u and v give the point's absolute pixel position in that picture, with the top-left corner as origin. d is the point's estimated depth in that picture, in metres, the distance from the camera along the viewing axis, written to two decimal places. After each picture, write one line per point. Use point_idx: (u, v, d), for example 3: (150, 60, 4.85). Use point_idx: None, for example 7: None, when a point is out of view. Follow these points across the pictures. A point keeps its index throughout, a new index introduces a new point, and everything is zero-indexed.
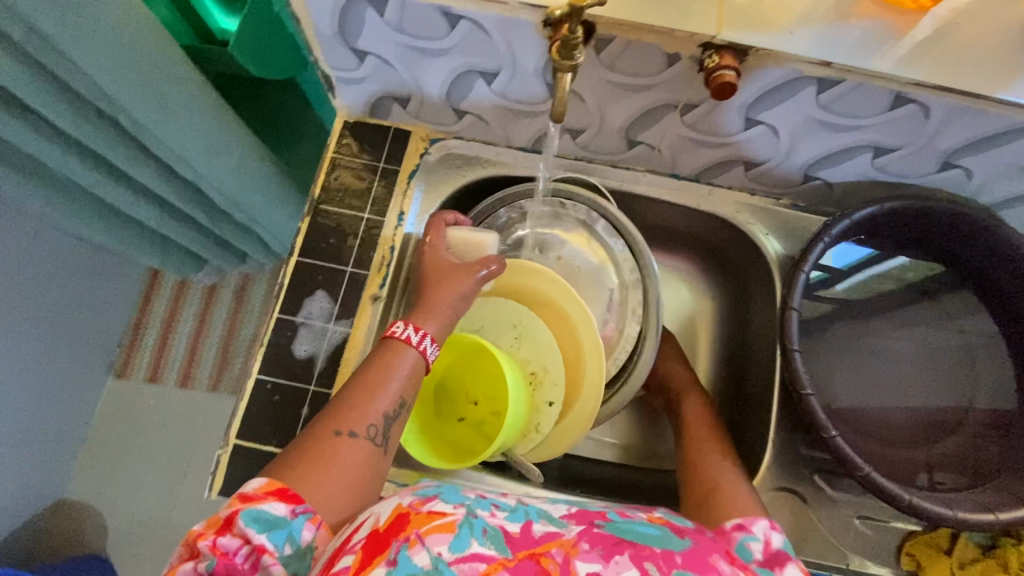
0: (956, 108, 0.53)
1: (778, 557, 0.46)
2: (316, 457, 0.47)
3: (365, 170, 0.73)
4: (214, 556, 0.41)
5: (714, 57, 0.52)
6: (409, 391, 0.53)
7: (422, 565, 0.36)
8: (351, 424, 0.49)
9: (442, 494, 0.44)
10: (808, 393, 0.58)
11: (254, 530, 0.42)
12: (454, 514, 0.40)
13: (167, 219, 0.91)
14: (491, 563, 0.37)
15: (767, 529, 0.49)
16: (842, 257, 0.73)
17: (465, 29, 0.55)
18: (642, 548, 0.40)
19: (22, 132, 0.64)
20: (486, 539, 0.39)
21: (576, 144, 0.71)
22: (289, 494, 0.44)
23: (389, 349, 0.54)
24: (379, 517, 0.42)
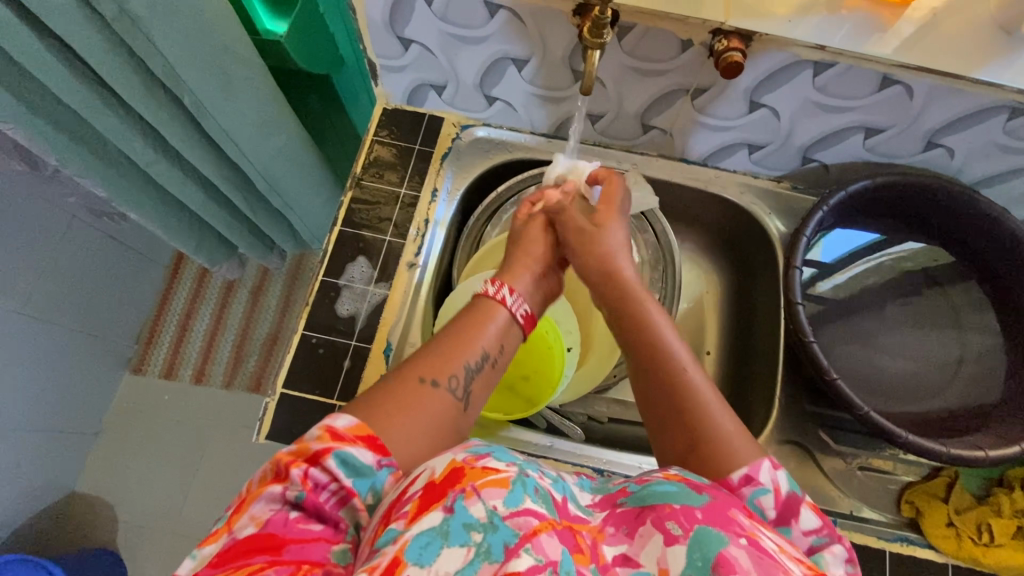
0: (937, 88, 0.60)
1: (790, 507, 0.43)
2: (400, 400, 0.46)
3: (402, 151, 0.80)
4: (304, 489, 0.39)
5: (723, 41, 0.59)
6: (492, 345, 0.55)
7: (478, 516, 0.35)
8: (435, 373, 0.49)
9: (493, 451, 0.41)
10: (810, 340, 0.64)
11: (344, 474, 0.40)
12: (507, 470, 0.39)
13: (208, 203, 0.98)
14: (543, 520, 0.36)
15: (772, 473, 0.44)
16: (830, 251, 0.79)
17: (503, 17, 0.62)
18: (664, 509, 0.38)
19: (96, 109, 0.71)
20: (538, 498, 0.38)
21: (596, 130, 0.79)
22: (377, 442, 0.42)
23: (480, 305, 0.58)
24: (434, 468, 0.39)
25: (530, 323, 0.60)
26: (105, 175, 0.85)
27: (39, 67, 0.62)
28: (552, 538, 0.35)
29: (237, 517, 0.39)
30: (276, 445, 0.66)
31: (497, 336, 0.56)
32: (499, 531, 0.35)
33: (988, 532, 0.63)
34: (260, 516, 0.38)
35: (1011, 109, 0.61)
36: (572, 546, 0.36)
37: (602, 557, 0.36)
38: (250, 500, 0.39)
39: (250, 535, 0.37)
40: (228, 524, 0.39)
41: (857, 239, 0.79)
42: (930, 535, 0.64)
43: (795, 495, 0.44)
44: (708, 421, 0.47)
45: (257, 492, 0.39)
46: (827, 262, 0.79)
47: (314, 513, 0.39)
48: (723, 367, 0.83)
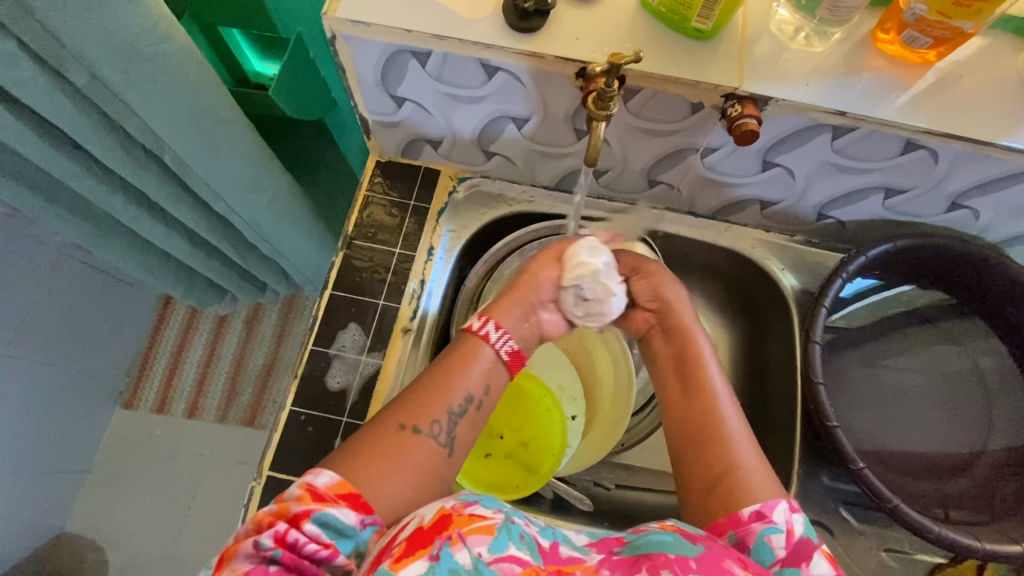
0: (963, 154, 0.56)
1: (802, 550, 0.46)
2: (383, 448, 0.49)
3: (396, 206, 0.76)
4: (282, 548, 0.42)
5: (736, 106, 0.55)
6: (475, 386, 0.54)
7: (463, 563, 0.38)
8: (416, 420, 0.51)
9: (481, 500, 0.45)
10: (835, 426, 0.60)
11: (325, 534, 0.43)
12: (492, 517, 0.42)
13: (196, 252, 0.94)
14: (526, 567, 0.39)
15: (788, 515, 0.47)
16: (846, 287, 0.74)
17: (501, 78, 0.59)
18: (658, 557, 0.41)
19: (73, 170, 0.67)
20: (523, 545, 0.41)
21: (600, 184, 0.75)
22: (360, 501, 0.45)
23: (466, 345, 0.56)
24: (424, 516, 0.43)
25: (519, 362, 0.57)
26: (86, 230, 0.81)
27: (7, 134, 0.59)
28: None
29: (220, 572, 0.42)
30: None
31: (483, 381, 0.55)
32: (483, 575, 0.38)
33: None
34: (239, 570, 0.41)
35: None
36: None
37: None
38: (231, 558, 0.42)
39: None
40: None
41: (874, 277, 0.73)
42: None
43: (810, 540, 0.46)
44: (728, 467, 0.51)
45: (237, 548, 0.42)
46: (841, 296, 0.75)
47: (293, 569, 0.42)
48: None
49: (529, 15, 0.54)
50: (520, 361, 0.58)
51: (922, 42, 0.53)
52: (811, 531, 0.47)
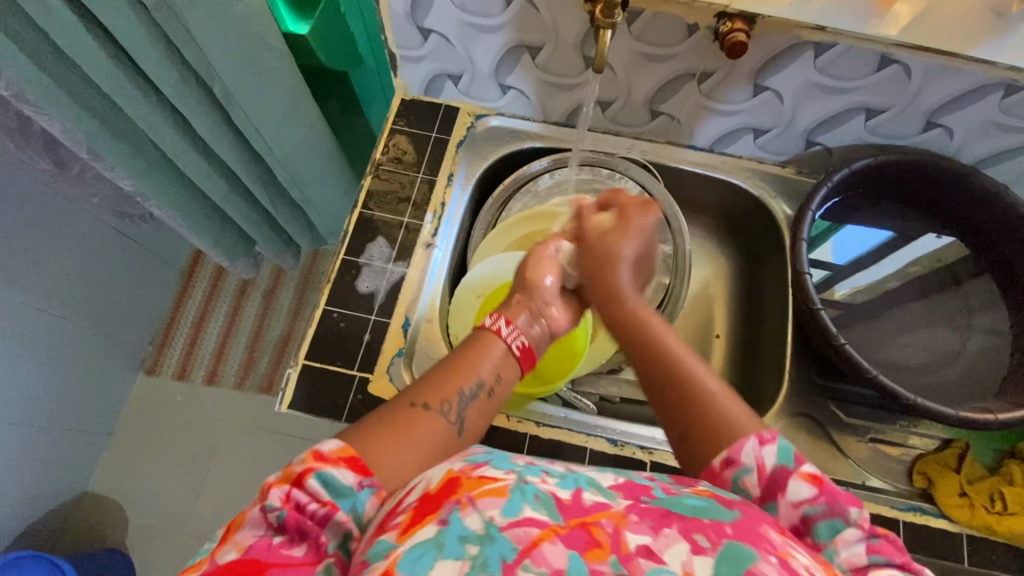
0: (933, 67, 0.63)
1: (776, 480, 0.42)
2: (394, 425, 0.46)
3: (419, 138, 0.83)
4: (286, 509, 0.41)
5: (727, 23, 0.62)
6: (484, 370, 0.52)
7: (473, 528, 0.33)
8: (429, 398, 0.48)
9: (493, 461, 0.39)
10: (819, 308, 0.66)
11: (324, 493, 0.41)
12: (505, 479, 0.37)
13: (231, 195, 1.01)
14: (544, 529, 0.33)
15: (757, 450, 0.43)
16: (843, 253, 0.83)
17: (518, 5, 0.66)
18: (692, 521, 0.35)
19: (133, 96, 0.75)
20: (538, 505, 0.35)
21: (605, 118, 0.82)
22: (358, 464, 0.43)
23: (480, 339, 0.55)
24: (431, 479, 0.38)
25: (529, 357, 0.57)
26: (136, 164, 0.89)
27: (81, 54, 0.66)
28: (556, 546, 0.32)
29: (224, 544, 0.40)
30: (299, 413, 0.68)
31: (494, 368, 0.54)
32: (495, 543, 0.32)
33: (1000, 501, 0.63)
34: (245, 541, 0.40)
35: (1006, 86, 0.64)
36: (582, 546, 0.33)
37: (623, 546, 0.33)
38: (236, 527, 0.41)
39: (233, 558, 0.39)
40: (211, 553, 0.40)
41: (870, 240, 0.82)
42: (942, 504, 0.64)
43: (783, 467, 0.42)
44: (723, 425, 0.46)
45: (244, 516, 0.41)
46: (840, 265, 0.83)
47: (298, 530, 0.40)
48: (732, 349, 0.85)
49: None
50: (531, 356, 0.57)
51: None
52: (785, 458, 0.43)
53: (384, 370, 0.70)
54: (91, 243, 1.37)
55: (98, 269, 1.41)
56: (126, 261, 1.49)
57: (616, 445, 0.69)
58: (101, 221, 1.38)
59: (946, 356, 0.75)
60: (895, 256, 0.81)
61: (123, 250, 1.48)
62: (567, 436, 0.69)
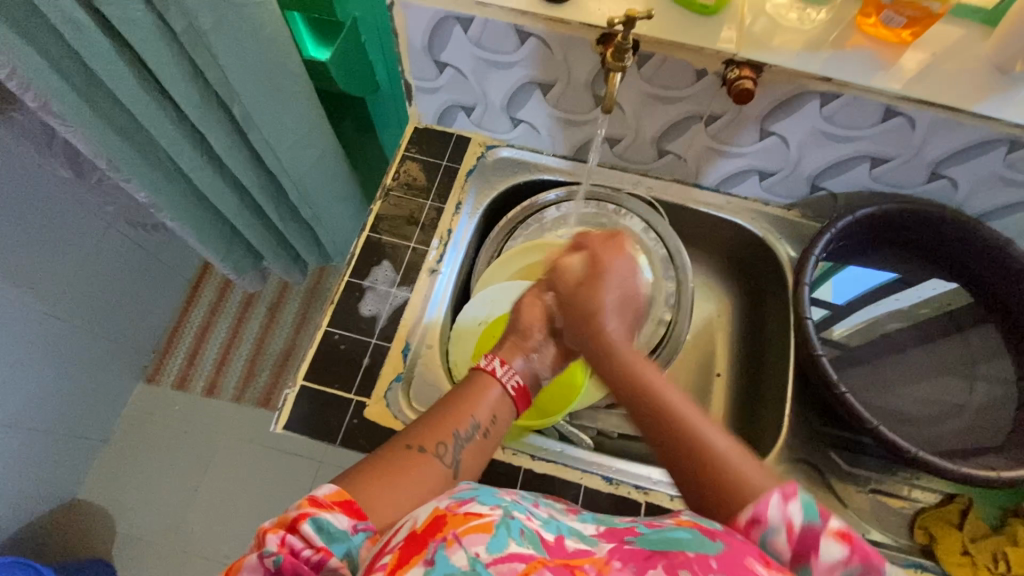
0: (938, 121, 0.64)
1: (805, 543, 0.40)
2: (390, 470, 0.47)
3: (429, 166, 0.85)
4: (282, 553, 0.41)
5: (735, 70, 0.64)
6: (479, 412, 0.53)
7: (460, 565, 0.33)
8: (426, 441, 0.49)
9: (479, 496, 0.40)
10: (819, 354, 0.66)
11: (318, 537, 0.41)
12: (491, 514, 0.37)
13: (243, 211, 1.03)
14: (530, 562, 0.34)
15: (781, 508, 0.41)
16: (841, 293, 0.82)
17: (532, 44, 0.68)
18: (675, 555, 0.35)
19: (155, 113, 0.77)
20: (524, 540, 0.36)
21: (613, 154, 0.83)
22: (353, 507, 0.43)
23: (477, 381, 0.55)
24: (418, 519, 0.39)
25: (525, 399, 0.56)
26: (152, 178, 0.91)
27: (107, 71, 0.68)
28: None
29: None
30: (294, 434, 0.68)
31: (490, 411, 0.54)
32: None
33: (1004, 561, 0.62)
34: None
35: (1009, 142, 0.64)
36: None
37: None
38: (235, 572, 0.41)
39: None
40: None
41: (872, 280, 0.82)
42: (944, 561, 0.62)
43: (810, 524, 0.40)
44: (692, 431, 0.47)
45: (242, 561, 0.41)
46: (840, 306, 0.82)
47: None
48: (732, 389, 0.85)
49: None
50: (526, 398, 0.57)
51: (897, 21, 0.63)
52: (811, 514, 0.40)
53: (381, 395, 0.70)
54: (104, 249, 1.39)
55: (108, 275, 1.43)
56: (136, 269, 1.51)
57: (611, 483, 0.68)
58: (115, 229, 1.41)
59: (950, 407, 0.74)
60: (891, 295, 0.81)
61: (134, 258, 1.49)
62: (562, 471, 0.68)
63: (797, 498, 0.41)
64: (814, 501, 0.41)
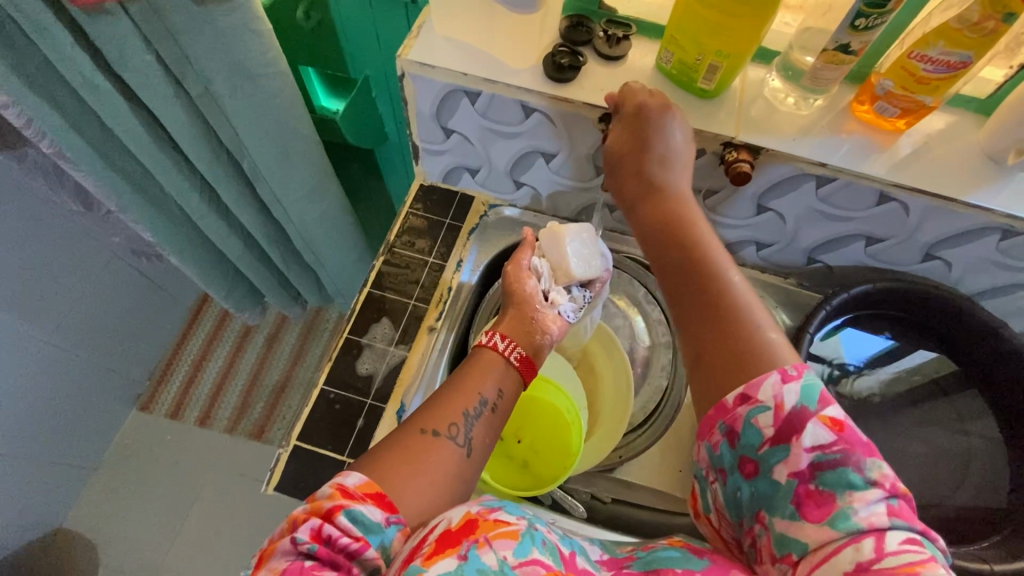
0: (930, 208, 0.66)
1: (793, 423, 0.44)
2: (408, 453, 0.50)
3: (433, 223, 0.86)
4: (317, 542, 0.40)
5: (733, 152, 0.65)
6: (486, 388, 0.56)
7: (490, 564, 0.38)
8: (437, 423, 0.52)
9: (505, 507, 0.44)
10: None
11: (354, 528, 0.42)
12: (517, 524, 0.41)
13: (247, 254, 1.04)
14: (551, 571, 0.39)
15: (778, 387, 0.45)
16: (858, 354, 0.80)
17: (537, 118, 0.70)
18: (667, 572, 0.42)
19: (167, 166, 0.79)
20: (546, 550, 0.41)
21: (613, 219, 0.85)
22: (385, 501, 0.45)
23: (480, 358, 0.59)
24: (452, 519, 0.42)
25: (529, 368, 0.60)
26: (159, 222, 0.93)
27: (123, 129, 0.70)
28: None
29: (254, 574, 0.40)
30: (284, 494, 0.68)
31: (493, 383, 0.57)
32: None
33: None
34: (277, 567, 0.39)
35: (1003, 231, 0.66)
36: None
37: None
38: (268, 557, 0.40)
39: None
40: None
41: (873, 346, 0.80)
42: None
43: (803, 408, 0.44)
44: (730, 315, 0.52)
45: (273, 547, 0.41)
46: (858, 364, 0.79)
47: (329, 565, 0.40)
48: None
49: (564, 69, 0.65)
50: (532, 367, 0.61)
51: (891, 111, 0.64)
52: (807, 398, 0.44)
53: None
54: (107, 278, 1.40)
55: (109, 303, 1.43)
56: (137, 298, 1.51)
57: None
58: (119, 258, 1.42)
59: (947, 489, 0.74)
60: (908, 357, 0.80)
61: (136, 286, 1.50)
62: None
63: (795, 380, 0.45)
64: (812, 389, 0.44)
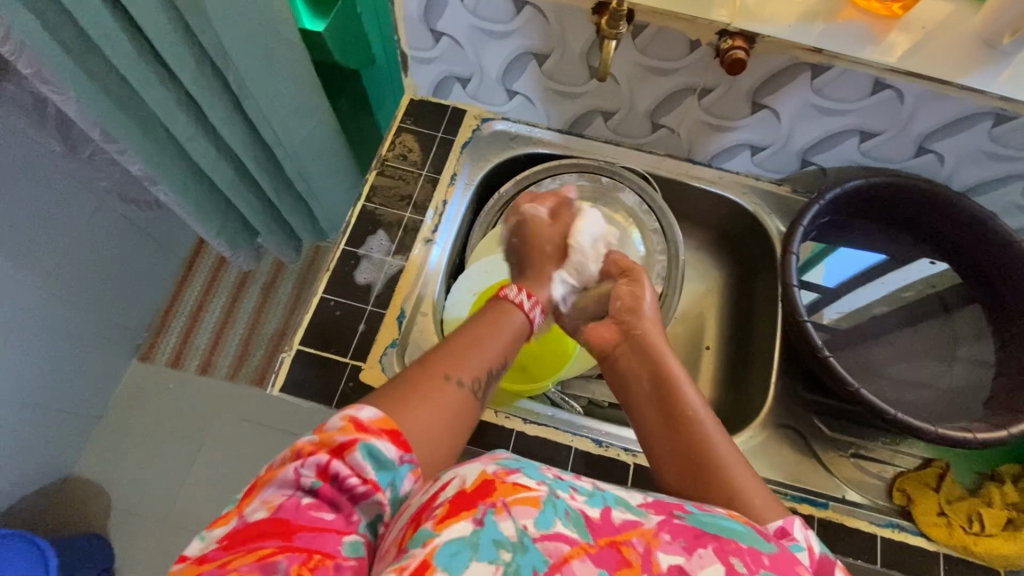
0: (924, 94, 0.66)
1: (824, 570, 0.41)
2: (428, 390, 0.48)
3: (425, 137, 0.85)
4: (322, 479, 0.40)
5: (728, 40, 0.64)
6: (509, 353, 0.57)
7: (507, 534, 0.36)
8: (460, 372, 0.51)
9: (525, 468, 0.41)
10: (804, 320, 0.68)
11: (368, 466, 0.41)
12: (537, 490, 0.39)
13: (238, 183, 1.03)
14: (573, 546, 0.36)
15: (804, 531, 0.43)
16: (831, 276, 0.85)
17: (528, 13, 0.68)
18: (728, 542, 0.37)
19: (151, 80, 0.77)
20: (569, 522, 0.37)
21: (608, 127, 0.84)
22: (401, 439, 0.43)
23: (499, 308, 0.60)
24: (466, 477, 0.40)
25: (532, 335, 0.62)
26: (147, 147, 0.91)
27: (103, 36, 0.68)
28: (585, 564, 0.35)
29: (250, 501, 0.39)
30: (289, 397, 0.69)
31: (511, 344, 0.58)
32: (529, 552, 0.35)
33: (978, 522, 0.64)
34: (272, 500, 0.39)
35: (996, 115, 0.66)
36: (610, 565, 0.35)
37: (654, 566, 0.35)
38: (262, 485, 0.40)
39: (261, 518, 0.38)
40: (239, 507, 0.39)
41: (866, 258, 0.84)
42: (920, 522, 0.65)
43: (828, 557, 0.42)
44: (707, 439, 0.51)
45: (272, 476, 0.40)
46: (829, 288, 0.85)
47: (330, 502, 0.40)
48: (721, 360, 0.86)
49: None
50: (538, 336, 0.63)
51: None
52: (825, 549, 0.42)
53: (376, 360, 0.71)
54: (97, 224, 1.38)
55: (101, 251, 1.42)
56: (129, 246, 1.50)
57: (600, 445, 0.69)
58: (107, 204, 1.39)
59: (932, 378, 0.76)
60: (904, 268, 0.83)
61: (128, 234, 1.48)
62: (554, 434, 0.70)
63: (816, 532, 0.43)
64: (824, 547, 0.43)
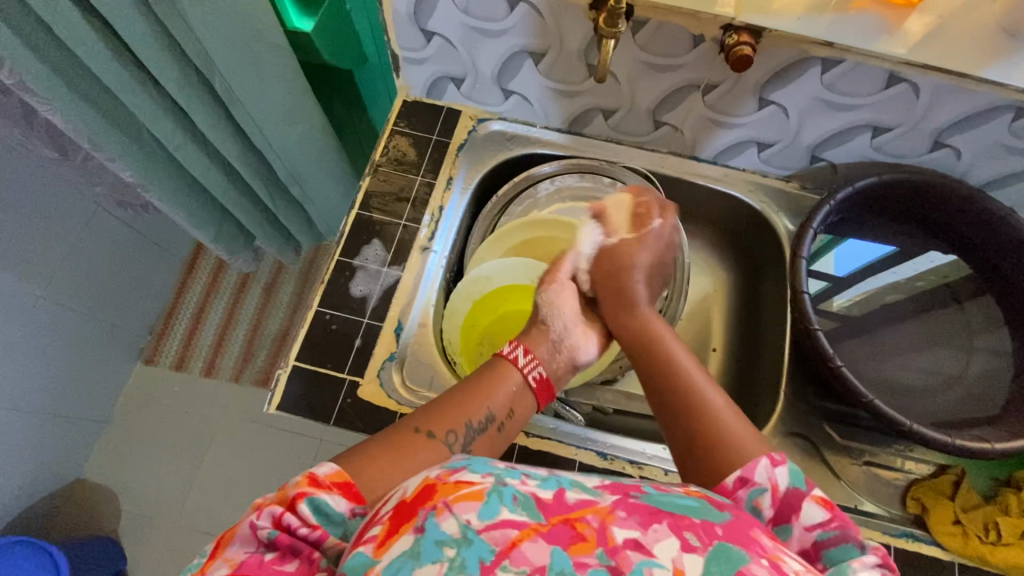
0: (941, 87, 0.62)
1: (790, 503, 0.43)
2: (399, 453, 0.47)
3: (419, 141, 0.83)
4: (277, 529, 0.39)
5: (733, 35, 0.61)
6: (498, 406, 0.54)
7: (450, 532, 0.33)
8: (435, 426, 0.50)
9: (471, 463, 0.39)
10: (815, 328, 0.66)
11: (315, 518, 0.39)
12: (482, 481, 0.36)
13: (231, 189, 1.01)
14: (523, 529, 0.33)
15: (770, 470, 0.44)
16: (842, 265, 0.82)
17: (522, 11, 0.65)
18: (682, 518, 0.35)
19: (134, 88, 0.74)
20: (517, 506, 0.34)
21: (608, 126, 0.81)
22: (352, 491, 0.42)
23: (496, 370, 0.57)
24: (407, 488, 0.38)
25: (546, 391, 0.58)
26: (135, 156, 0.88)
27: (79, 43, 0.65)
28: (536, 544, 0.33)
29: (211, 562, 0.38)
30: (288, 414, 0.68)
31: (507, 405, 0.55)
32: (473, 546, 0.32)
33: (995, 531, 0.62)
34: (235, 558, 0.38)
35: (1016, 108, 0.62)
36: (565, 542, 0.33)
37: (610, 540, 0.33)
38: (226, 543, 0.39)
39: (221, 575, 0.37)
40: (203, 569, 0.38)
41: (871, 253, 0.81)
42: (934, 532, 0.64)
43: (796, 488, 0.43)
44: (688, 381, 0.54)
45: (234, 533, 0.39)
46: (840, 277, 0.82)
47: (288, 551, 0.38)
48: (729, 363, 0.84)
49: None
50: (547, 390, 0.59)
51: None
52: (797, 481, 0.43)
53: (374, 375, 0.69)
54: (93, 229, 1.36)
55: (100, 256, 1.40)
56: (128, 250, 1.48)
57: (605, 458, 0.68)
58: (102, 209, 1.37)
59: (946, 378, 0.74)
60: (911, 259, 0.80)
61: (126, 238, 1.47)
62: (557, 448, 0.68)
63: (784, 465, 0.43)
64: (799, 471, 0.43)
